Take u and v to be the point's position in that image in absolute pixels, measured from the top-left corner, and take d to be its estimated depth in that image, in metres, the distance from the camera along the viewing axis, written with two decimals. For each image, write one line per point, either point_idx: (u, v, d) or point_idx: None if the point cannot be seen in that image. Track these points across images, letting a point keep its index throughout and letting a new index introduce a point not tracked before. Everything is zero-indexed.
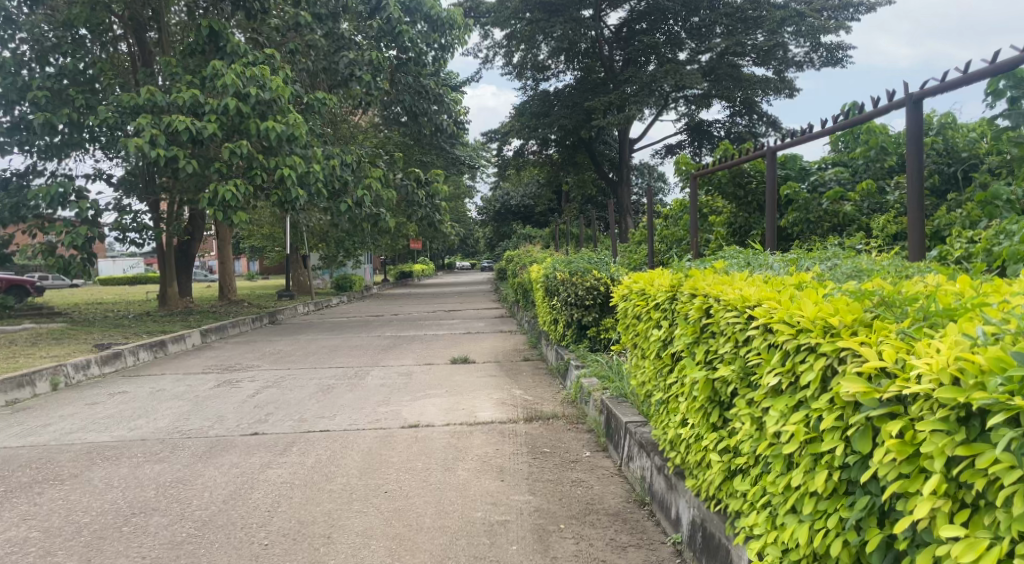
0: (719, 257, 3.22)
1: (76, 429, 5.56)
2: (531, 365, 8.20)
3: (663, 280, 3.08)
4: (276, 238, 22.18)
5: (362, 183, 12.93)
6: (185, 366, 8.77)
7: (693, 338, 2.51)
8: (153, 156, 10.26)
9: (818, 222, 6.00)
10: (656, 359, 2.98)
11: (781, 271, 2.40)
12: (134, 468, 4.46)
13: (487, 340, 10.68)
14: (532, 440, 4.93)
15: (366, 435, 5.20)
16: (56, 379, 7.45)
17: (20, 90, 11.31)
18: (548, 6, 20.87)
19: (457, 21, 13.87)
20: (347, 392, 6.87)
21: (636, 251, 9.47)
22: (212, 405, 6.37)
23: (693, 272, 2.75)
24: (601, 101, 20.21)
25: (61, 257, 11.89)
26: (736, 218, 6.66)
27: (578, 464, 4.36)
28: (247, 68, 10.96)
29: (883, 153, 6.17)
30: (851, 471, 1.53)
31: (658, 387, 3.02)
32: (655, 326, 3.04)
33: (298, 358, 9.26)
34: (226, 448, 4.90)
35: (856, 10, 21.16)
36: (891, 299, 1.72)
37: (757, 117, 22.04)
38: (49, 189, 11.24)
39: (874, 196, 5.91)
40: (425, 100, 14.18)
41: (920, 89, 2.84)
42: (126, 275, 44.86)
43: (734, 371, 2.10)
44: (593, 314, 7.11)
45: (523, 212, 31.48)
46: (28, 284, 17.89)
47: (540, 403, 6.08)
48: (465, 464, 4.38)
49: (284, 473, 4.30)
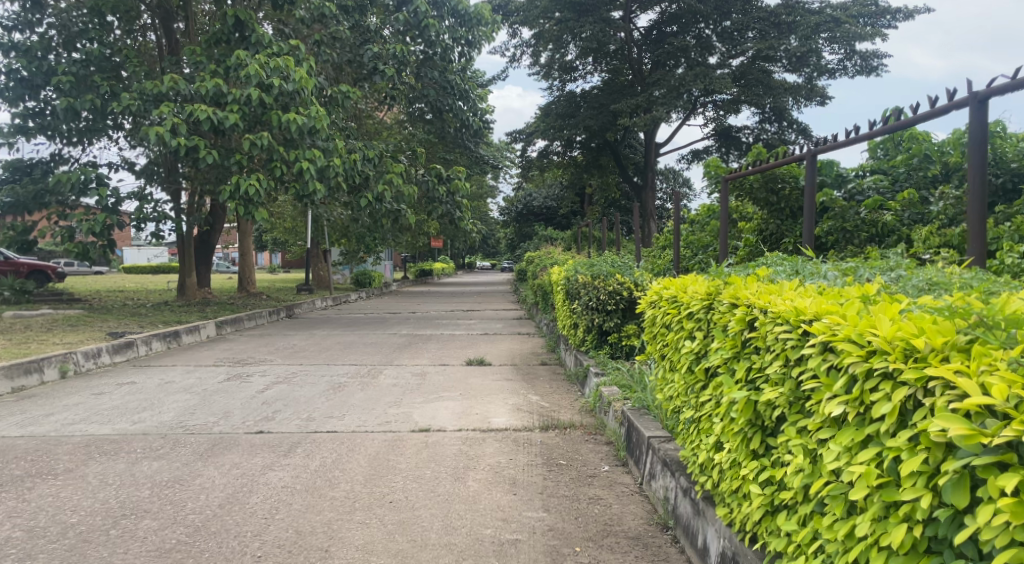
0: (760, 263, 2.93)
1: (79, 420, 5.41)
2: (548, 370, 7.94)
3: (696, 286, 2.81)
4: (298, 232, 22.15)
5: (383, 178, 12.71)
6: (196, 358, 8.62)
7: (733, 354, 2.24)
8: (173, 145, 10.20)
9: (855, 231, 5.62)
10: (686, 372, 2.72)
11: (837, 281, 2.13)
12: (131, 464, 4.28)
13: (505, 342, 10.44)
14: (548, 450, 4.67)
15: (375, 438, 4.98)
16: (65, 366, 7.34)
17: (45, 74, 11.29)
18: (578, 5, 20.63)
19: (485, 16, 13.63)
20: (359, 391, 6.67)
21: (660, 255, 9.21)
22: (218, 399, 6.20)
23: (734, 279, 2.47)
24: (627, 103, 19.94)
25: (80, 243, 11.84)
26: (767, 224, 6.36)
27: (596, 479, 4.10)
28: (271, 59, 10.79)
29: (925, 162, 5.96)
30: (939, 528, 1.29)
31: (689, 405, 2.75)
32: (687, 338, 2.76)
33: (311, 354, 9.07)
34: (229, 446, 4.71)
35: (893, 17, 20.69)
36: (989, 319, 1.45)
37: (787, 124, 21.62)
38: (70, 175, 11.16)
39: (916, 207, 5.60)
40: (450, 96, 13.71)
41: (987, 88, 2.55)
42: (150, 265, 45.38)
43: (784, 394, 1.84)
44: (615, 320, 6.86)
45: (545, 214, 31.20)
46: (49, 269, 17.97)
47: (557, 410, 5.83)
48: (476, 474, 4.15)
49: (285, 477, 4.08)
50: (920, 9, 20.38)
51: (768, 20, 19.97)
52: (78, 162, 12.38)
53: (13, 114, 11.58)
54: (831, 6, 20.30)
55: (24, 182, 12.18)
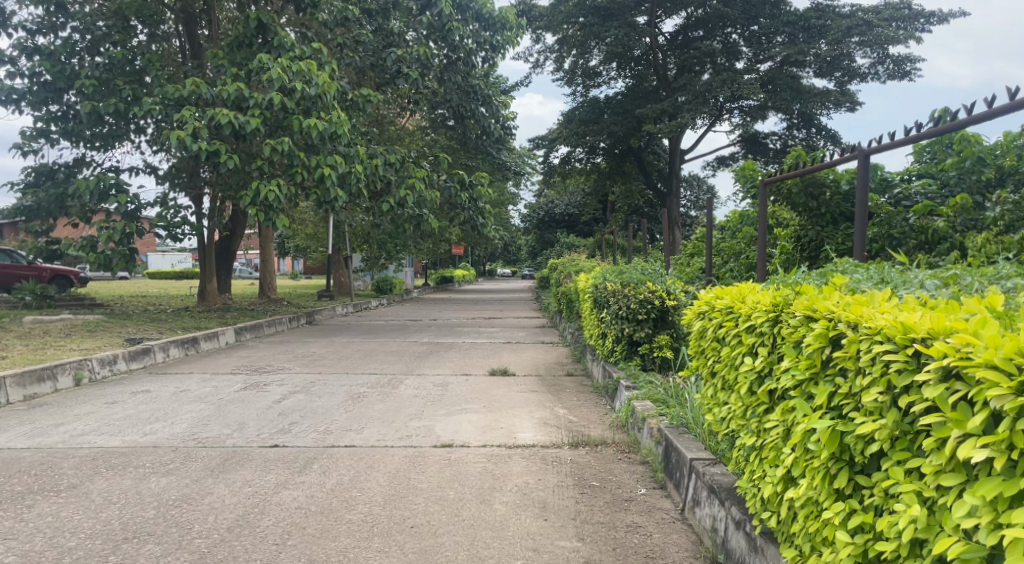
0: (829, 269, 2.61)
1: (88, 431, 5.21)
2: (574, 382, 7.61)
3: (755, 297, 2.50)
4: (320, 238, 22.08)
5: (405, 183, 12.49)
6: (213, 365, 8.44)
7: (810, 375, 1.93)
8: (194, 149, 10.08)
9: (902, 238, 5.24)
10: (745, 394, 2.41)
11: (943, 293, 1.84)
12: (139, 480, 4.06)
13: (528, 351, 10.14)
14: (579, 470, 4.36)
15: (395, 453, 4.70)
16: (79, 373, 7.18)
17: (68, 78, 11.26)
18: (603, 10, 20.39)
19: (509, 19, 13.40)
20: (378, 402, 6.41)
21: (691, 263, 8.88)
22: (233, 410, 5.97)
23: (807, 288, 2.17)
24: (653, 108, 19.63)
25: (102, 252, 11.65)
26: (806, 231, 5.91)
27: (633, 504, 3.78)
28: (294, 63, 10.62)
29: (979, 165, 5.43)
30: None
31: (749, 431, 2.42)
32: (746, 353, 2.45)
33: (331, 362, 8.84)
34: (241, 462, 4.47)
35: (927, 21, 20.14)
36: None
37: (815, 130, 21.18)
38: (91, 181, 11.09)
39: (970, 213, 5.13)
40: (473, 101, 13.45)
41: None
42: (172, 270, 45.76)
43: (886, 426, 1.56)
44: (646, 330, 6.52)
45: (567, 221, 30.90)
46: (71, 274, 18.02)
47: (587, 425, 5.51)
48: (503, 497, 3.85)
49: (299, 496, 3.82)
50: (955, 14, 19.82)
51: (798, 23, 19.54)
52: (100, 166, 12.34)
53: (36, 118, 11.58)
54: (863, 9, 19.82)
55: (46, 185, 12.10)
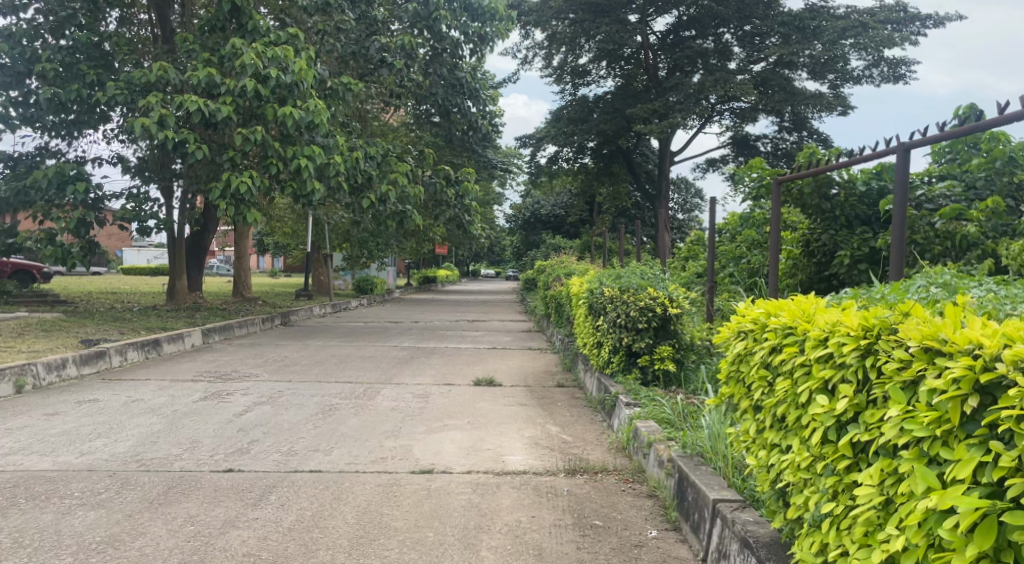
0: (904, 288, 2.17)
1: (16, 449, 4.57)
2: (566, 394, 7.03)
3: (826, 316, 1.98)
4: (299, 236, 21.30)
5: (387, 178, 11.76)
6: (174, 371, 7.74)
7: (940, 434, 1.47)
8: (160, 138, 9.36)
9: (926, 245, 4.59)
10: (814, 443, 1.87)
11: None
12: (61, 516, 3.44)
13: (515, 357, 9.55)
14: (578, 504, 3.79)
15: (368, 481, 4.10)
16: (21, 380, 6.49)
17: (29, 61, 10.44)
18: (595, 6, 19.82)
19: (499, 10, 12.62)
20: (352, 416, 5.79)
21: (689, 266, 8.30)
22: (188, 424, 5.32)
23: (915, 310, 1.70)
24: (643, 108, 19.06)
25: (61, 246, 10.94)
26: (820, 236, 5.29)
27: (644, 551, 3.21)
28: (269, 48, 9.95)
29: (1011, 166, 4.74)
30: None
31: (819, 492, 1.87)
32: (817, 390, 1.90)
33: (303, 368, 8.19)
34: (187, 491, 3.84)
35: (923, 25, 19.72)
36: None
37: (807, 134, 20.85)
38: (48, 171, 10.31)
39: (1002, 217, 4.49)
40: (459, 94, 12.84)
41: None
42: (146, 266, 44.44)
43: None
44: (646, 340, 5.95)
45: (553, 222, 30.00)
46: (32, 269, 17.40)
47: (584, 448, 4.92)
48: (490, 541, 3.27)
49: (249, 539, 3.22)
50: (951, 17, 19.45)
51: (791, 24, 19.03)
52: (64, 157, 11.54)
53: None
54: (857, 10, 19.43)
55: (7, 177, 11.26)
